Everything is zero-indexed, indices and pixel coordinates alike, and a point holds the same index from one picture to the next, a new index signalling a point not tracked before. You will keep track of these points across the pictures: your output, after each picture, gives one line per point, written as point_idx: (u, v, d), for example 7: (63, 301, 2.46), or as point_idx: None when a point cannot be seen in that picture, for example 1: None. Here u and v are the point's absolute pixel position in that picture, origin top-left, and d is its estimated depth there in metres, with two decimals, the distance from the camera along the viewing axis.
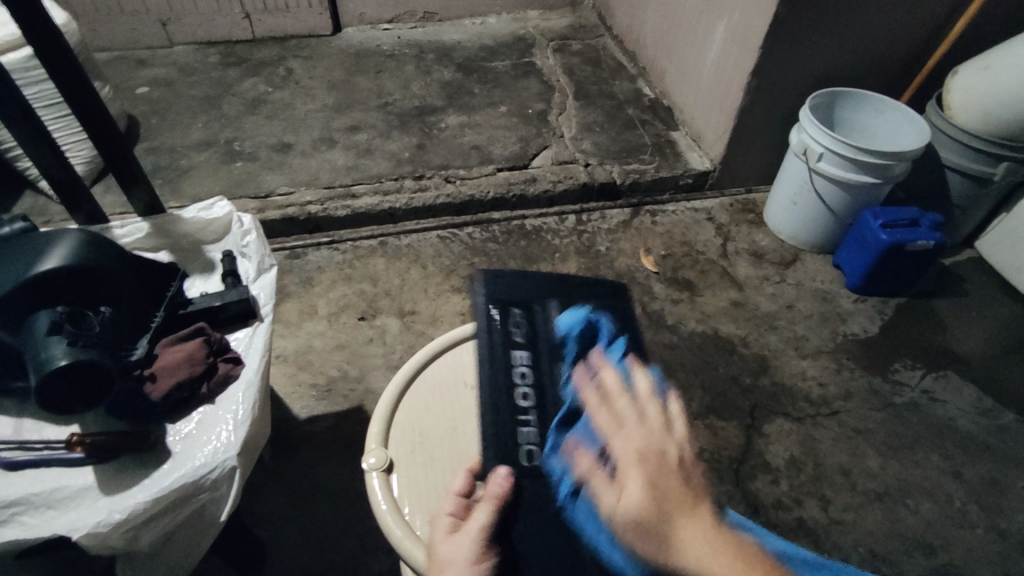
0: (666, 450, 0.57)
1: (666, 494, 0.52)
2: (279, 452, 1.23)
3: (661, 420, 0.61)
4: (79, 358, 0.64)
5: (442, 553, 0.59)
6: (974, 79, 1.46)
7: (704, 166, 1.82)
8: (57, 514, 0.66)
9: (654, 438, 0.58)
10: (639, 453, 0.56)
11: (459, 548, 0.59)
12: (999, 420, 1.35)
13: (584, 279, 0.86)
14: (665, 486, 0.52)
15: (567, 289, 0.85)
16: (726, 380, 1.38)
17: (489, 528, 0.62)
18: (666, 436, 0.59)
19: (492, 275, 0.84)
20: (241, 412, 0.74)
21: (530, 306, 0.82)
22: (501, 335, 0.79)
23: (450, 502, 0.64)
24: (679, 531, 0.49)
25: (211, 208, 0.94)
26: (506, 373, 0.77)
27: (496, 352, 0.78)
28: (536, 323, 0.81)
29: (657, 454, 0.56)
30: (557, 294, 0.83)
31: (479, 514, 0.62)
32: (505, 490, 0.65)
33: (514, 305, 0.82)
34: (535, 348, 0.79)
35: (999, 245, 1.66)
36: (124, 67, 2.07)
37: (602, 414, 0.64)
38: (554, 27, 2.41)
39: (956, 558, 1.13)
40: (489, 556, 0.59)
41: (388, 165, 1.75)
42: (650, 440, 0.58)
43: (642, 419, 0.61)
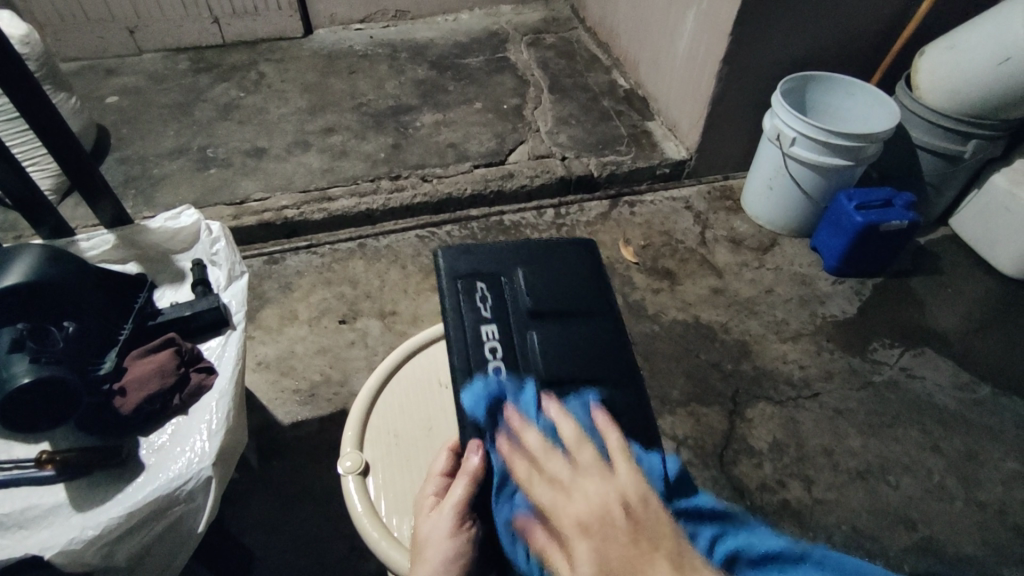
0: (615, 506, 0.49)
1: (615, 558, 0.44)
2: (263, 459, 1.22)
3: (602, 470, 0.54)
4: (42, 374, 0.63)
5: (424, 530, 0.65)
6: (940, 60, 1.47)
7: (680, 154, 1.82)
8: (29, 534, 0.65)
9: (592, 493, 0.51)
10: (581, 524, 0.48)
11: (438, 525, 0.64)
12: (976, 394, 1.37)
13: (550, 251, 0.89)
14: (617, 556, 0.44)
15: (532, 262, 0.87)
16: (708, 366, 1.39)
17: (465, 503, 0.65)
18: (610, 487, 0.51)
19: (457, 253, 0.86)
20: (215, 421, 0.73)
21: (494, 280, 0.85)
22: (469, 312, 0.82)
23: (433, 483, 0.70)
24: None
25: (178, 216, 0.92)
26: (476, 345, 0.79)
27: (464, 328, 0.80)
28: (503, 295, 0.84)
29: (605, 514, 0.48)
30: (522, 268, 0.86)
31: (454, 489, 0.66)
32: (479, 465, 0.66)
33: (478, 280, 0.84)
34: (502, 321, 0.82)
35: (971, 222, 1.68)
36: (92, 77, 2.04)
37: (537, 486, 0.56)
38: (527, 22, 2.40)
39: (937, 531, 1.15)
40: (465, 531, 0.64)
41: (363, 167, 1.74)
42: (596, 497, 0.50)
43: (578, 474, 0.55)
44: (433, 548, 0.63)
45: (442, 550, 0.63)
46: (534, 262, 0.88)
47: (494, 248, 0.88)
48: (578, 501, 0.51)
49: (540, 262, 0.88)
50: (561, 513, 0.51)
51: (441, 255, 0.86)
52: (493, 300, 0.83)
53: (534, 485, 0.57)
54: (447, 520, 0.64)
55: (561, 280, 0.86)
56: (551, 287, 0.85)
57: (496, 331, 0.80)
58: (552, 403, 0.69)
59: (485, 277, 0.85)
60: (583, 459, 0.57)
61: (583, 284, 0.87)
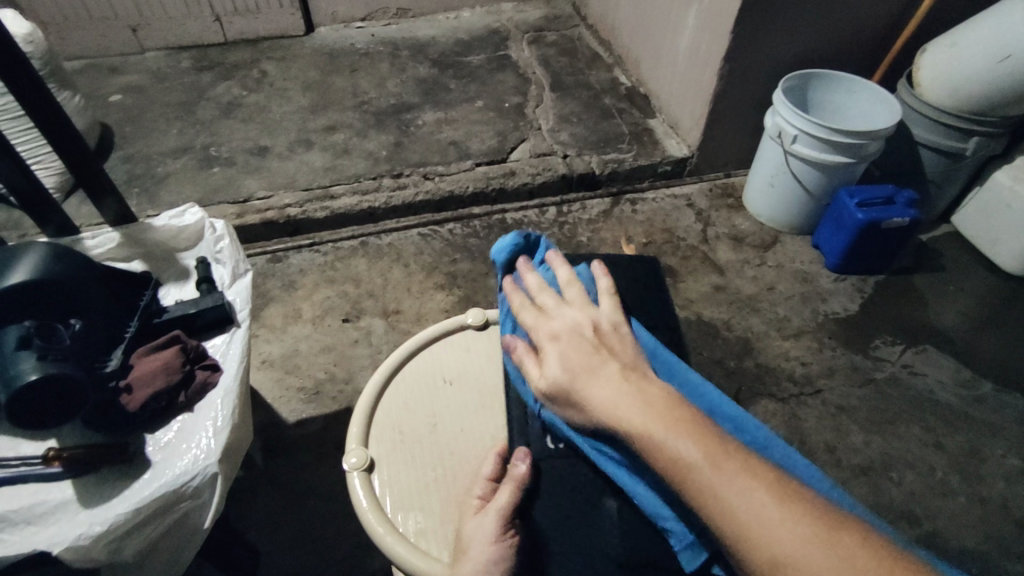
0: (585, 331, 0.68)
1: (581, 366, 0.64)
2: (268, 457, 1.23)
3: (582, 303, 0.73)
4: (49, 372, 0.63)
5: (468, 532, 0.68)
6: (941, 58, 1.47)
7: (682, 152, 1.83)
8: (36, 530, 0.65)
9: (571, 317, 0.71)
10: (554, 334, 0.69)
11: (482, 527, 0.67)
12: (978, 390, 1.37)
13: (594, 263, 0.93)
14: (581, 364, 0.64)
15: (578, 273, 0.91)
16: (710, 364, 1.39)
17: (510, 508, 0.68)
18: (585, 318, 0.71)
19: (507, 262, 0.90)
20: (220, 418, 0.73)
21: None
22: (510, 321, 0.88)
23: (478, 486, 0.72)
24: (594, 389, 0.61)
25: (182, 215, 0.93)
26: None
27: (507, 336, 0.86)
28: None
29: (578, 333, 0.68)
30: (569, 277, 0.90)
31: (499, 495, 0.69)
32: (526, 472, 0.70)
33: None
34: None
35: (973, 219, 1.68)
36: (95, 75, 2.04)
37: (528, 311, 0.75)
38: (529, 19, 2.40)
39: (939, 527, 1.15)
40: (509, 534, 0.67)
41: (365, 165, 1.74)
42: (574, 325, 0.70)
43: (561, 305, 0.74)
44: (477, 549, 0.65)
45: (487, 552, 0.65)
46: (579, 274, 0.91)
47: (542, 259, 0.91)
48: (556, 324, 0.71)
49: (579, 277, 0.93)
50: (544, 329, 0.71)
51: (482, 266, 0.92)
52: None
53: (526, 309, 0.76)
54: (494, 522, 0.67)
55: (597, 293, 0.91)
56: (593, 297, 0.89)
57: None
58: (554, 254, 0.82)
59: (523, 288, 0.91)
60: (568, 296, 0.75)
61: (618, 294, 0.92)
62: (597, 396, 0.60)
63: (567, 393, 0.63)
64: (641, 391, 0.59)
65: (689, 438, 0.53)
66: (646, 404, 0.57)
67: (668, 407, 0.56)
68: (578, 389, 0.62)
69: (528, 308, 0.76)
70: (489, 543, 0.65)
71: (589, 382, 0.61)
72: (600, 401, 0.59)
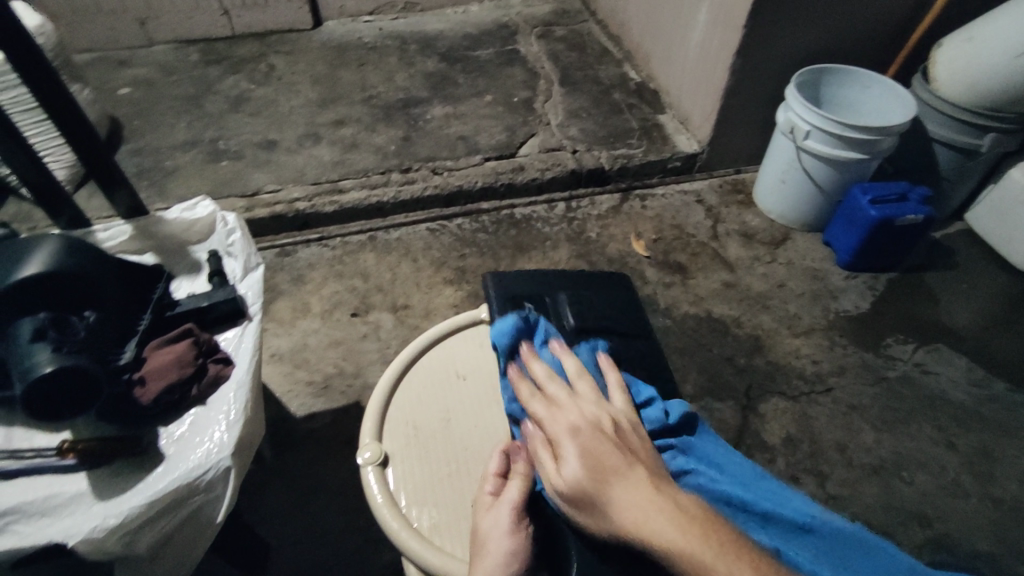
0: (606, 430, 0.69)
1: (606, 469, 0.64)
2: (276, 451, 1.23)
3: (596, 398, 0.75)
4: (63, 363, 0.63)
5: (482, 527, 0.68)
6: (956, 52, 1.46)
7: (692, 148, 1.81)
8: (51, 522, 0.65)
9: (588, 412, 0.72)
10: (576, 429, 0.69)
11: (496, 521, 0.68)
12: (991, 390, 1.36)
13: (582, 279, 1.03)
14: (608, 466, 0.64)
15: (568, 287, 1.00)
16: (720, 361, 1.38)
17: (520, 500, 0.69)
18: (602, 415, 0.72)
19: (500, 277, 0.97)
20: (233, 412, 0.73)
21: (536, 302, 0.96)
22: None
23: (488, 482, 0.72)
24: (622, 494, 0.61)
25: (194, 208, 0.93)
26: None
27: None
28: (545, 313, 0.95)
29: (599, 431, 0.69)
30: (563, 289, 0.98)
31: (509, 490, 0.69)
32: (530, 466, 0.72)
33: (523, 300, 0.95)
34: None
35: (987, 218, 1.67)
36: (104, 68, 2.04)
37: (540, 402, 0.75)
38: (537, 14, 2.39)
39: (952, 527, 1.15)
40: (524, 525, 0.68)
41: (374, 159, 1.74)
42: (591, 420, 0.71)
43: (577, 400, 0.74)
44: (495, 541, 0.66)
45: (505, 544, 0.65)
46: (569, 288, 1.00)
47: (532, 274, 1.00)
48: (573, 419, 0.71)
49: (577, 291, 1.00)
50: (561, 421, 0.71)
51: (489, 280, 0.96)
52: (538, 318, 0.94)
53: (538, 401, 0.75)
54: (508, 509, 0.68)
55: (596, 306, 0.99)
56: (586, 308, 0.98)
57: None
58: (559, 344, 0.83)
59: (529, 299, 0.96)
60: (580, 390, 0.76)
61: (615, 308, 1.00)
62: (626, 501, 0.61)
63: (593, 498, 0.63)
64: (667, 499, 0.61)
65: (729, 560, 0.56)
66: (682, 518, 0.59)
67: (697, 525, 0.59)
68: (606, 494, 0.62)
69: (540, 400, 0.75)
70: (506, 533, 0.66)
71: (616, 486, 0.62)
72: (628, 507, 0.60)
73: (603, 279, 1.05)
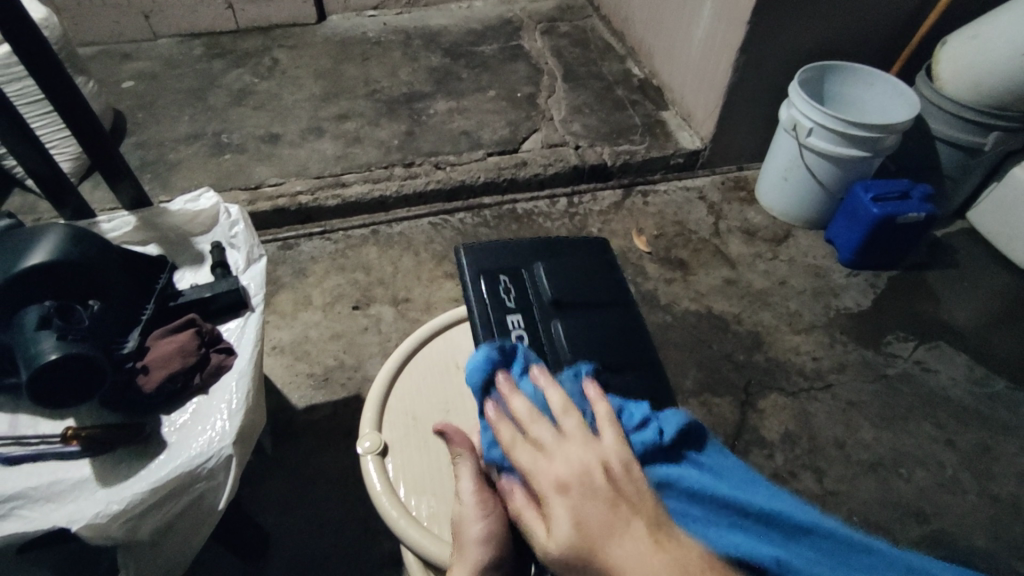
0: (597, 479, 0.57)
1: (600, 531, 0.52)
2: (278, 442, 1.24)
3: (584, 435, 0.64)
4: (68, 351, 0.64)
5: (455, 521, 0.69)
6: (960, 49, 1.46)
7: (694, 144, 1.81)
8: (55, 507, 0.66)
9: (576, 458, 0.61)
10: (562, 483, 0.58)
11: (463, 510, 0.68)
12: (991, 388, 1.36)
13: (563, 244, 0.97)
14: (601, 527, 0.53)
15: (547, 255, 0.95)
16: (720, 357, 1.39)
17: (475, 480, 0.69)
18: (592, 458, 0.60)
19: (475, 250, 0.93)
20: (235, 401, 0.74)
21: (513, 272, 0.92)
22: (493, 302, 0.88)
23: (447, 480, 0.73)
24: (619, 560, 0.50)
25: (197, 199, 0.93)
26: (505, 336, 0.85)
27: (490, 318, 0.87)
28: (524, 287, 0.91)
29: (589, 482, 0.57)
30: (541, 259, 0.94)
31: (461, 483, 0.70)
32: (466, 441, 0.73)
33: (501, 274, 0.91)
34: (526, 310, 0.89)
35: (990, 216, 1.66)
36: (108, 61, 2.04)
37: (522, 449, 0.65)
38: (541, 9, 2.38)
39: (949, 524, 1.15)
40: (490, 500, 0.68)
41: (376, 153, 1.74)
42: (580, 469, 0.59)
43: (563, 442, 0.63)
44: (467, 526, 0.67)
45: (477, 529, 0.66)
46: (550, 255, 0.95)
47: (510, 244, 0.95)
48: (561, 469, 0.60)
49: (554, 255, 0.95)
50: (546, 474, 0.61)
51: (463, 255, 0.92)
52: (515, 291, 0.90)
53: (519, 446, 0.66)
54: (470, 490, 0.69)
55: (575, 269, 0.94)
56: (566, 274, 0.93)
57: (520, 320, 0.87)
58: (540, 370, 0.73)
59: (504, 271, 0.92)
60: (568, 428, 0.65)
61: (596, 270, 0.95)
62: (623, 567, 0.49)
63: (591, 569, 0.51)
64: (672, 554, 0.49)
65: None
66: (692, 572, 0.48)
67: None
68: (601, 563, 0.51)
69: (524, 448, 0.65)
70: (476, 517, 0.66)
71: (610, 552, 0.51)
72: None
73: (587, 241, 0.99)
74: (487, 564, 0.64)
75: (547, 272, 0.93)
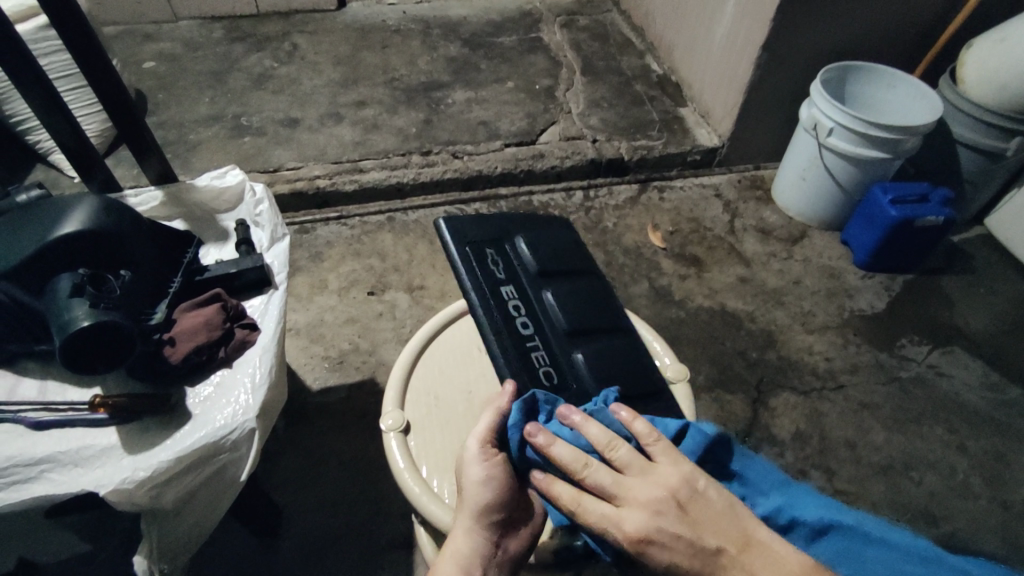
0: (676, 531, 0.56)
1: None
2: (291, 422, 1.24)
3: (642, 467, 0.61)
4: (100, 319, 0.65)
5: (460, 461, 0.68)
6: (988, 51, 1.45)
7: (712, 142, 1.81)
8: (83, 472, 0.67)
9: (648, 499, 0.58)
10: (644, 534, 0.56)
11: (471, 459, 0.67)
12: (1005, 395, 1.36)
13: (531, 217, 0.98)
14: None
15: (524, 228, 0.95)
16: (732, 353, 1.39)
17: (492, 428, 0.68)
18: (665, 505, 0.57)
19: (457, 223, 0.90)
20: (258, 376, 0.75)
21: (498, 246, 0.91)
22: (485, 275, 0.87)
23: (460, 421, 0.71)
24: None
25: (224, 176, 0.94)
26: (504, 307, 0.85)
27: (486, 292, 0.86)
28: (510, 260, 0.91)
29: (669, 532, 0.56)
30: (520, 232, 0.94)
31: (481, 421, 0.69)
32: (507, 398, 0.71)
33: (486, 247, 0.90)
34: (516, 282, 0.89)
35: (1008, 223, 1.66)
36: (130, 41, 2.05)
37: (586, 499, 0.61)
38: (561, 2, 2.38)
39: (959, 527, 1.15)
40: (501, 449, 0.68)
41: (395, 141, 1.75)
42: (655, 523, 0.57)
43: (623, 482, 0.60)
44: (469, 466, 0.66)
45: (477, 471, 0.65)
46: (526, 229, 0.95)
47: (488, 217, 0.94)
48: (633, 517, 0.58)
49: (532, 230, 0.96)
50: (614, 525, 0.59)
51: (448, 228, 0.89)
52: (501, 262, 0.90)
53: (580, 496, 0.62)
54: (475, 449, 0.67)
55: (551, 242, 0.96)
56: (541, 244, 0.94)
57: (514, 292, 0.87)
58: (566, 409, 0.66)
59: (489, 244, 0.91)
60: (621, 462, 0.62)
61: (569, 243, 0.98)
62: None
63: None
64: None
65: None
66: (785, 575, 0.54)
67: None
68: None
69: (585, 499, 0.61)
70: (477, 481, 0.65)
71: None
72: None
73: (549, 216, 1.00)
74: (488, 507, 0.64)
75: (528, 245, 0.93)
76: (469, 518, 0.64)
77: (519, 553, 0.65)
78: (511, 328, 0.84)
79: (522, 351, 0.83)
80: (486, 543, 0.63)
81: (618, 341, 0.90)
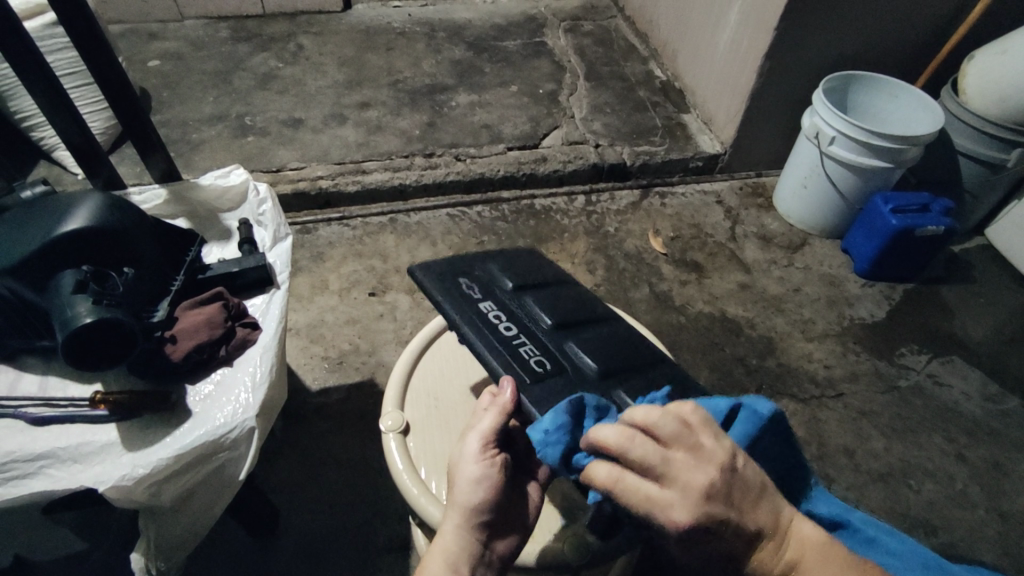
0: (723, 517, 0.52)
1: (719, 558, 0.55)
2: (290, 422, 1.25)
3: (689, 443, 0.54)
4: (103, 316, 0.65)
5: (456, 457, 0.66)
6: (990, 63, 1.45)
7: (714, 148, 1.81)
8: (82, 468, 0.67)
9: (698, 479, 0.52)
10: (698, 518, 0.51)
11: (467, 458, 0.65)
12: (1003, 405, 1.36)
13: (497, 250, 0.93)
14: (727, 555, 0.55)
15: (494, 257, 0.90)
16: (732, 360, 1.39)
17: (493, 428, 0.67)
18: (711, 496, 0.52)
19: (424, 266, 0.85)
20: (258, 375, 0.75)
21: (469, 275, 0.86)
22: (464, 303, 0.81)
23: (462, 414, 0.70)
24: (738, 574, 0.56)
25: (228, 175, 0.95)
26: (490, 323, 0.79)
27: (468, 311, 0.80)
28: (486, 285, 0.85)
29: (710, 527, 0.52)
30: (490, 260, 0.89)
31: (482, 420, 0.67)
32: (510, 400, 0.69)
33: (459, 277, 0.84)
34: (497, 301, 0.83)
35: (1008, 234, 1.66)
36: (135, 40, 2.06)
37: (627, 477, 0.54)
38: (566, 8, 2.39)
39: (956, 537, 1.15)
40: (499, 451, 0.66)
41: (398, 142, 1.75)
42: (707, 510, 0.51)
43: (669, 461, 0.53)
44: (465, 465, 0.64)
45: (473, 470, 0.63)
46: (495, 256, 0.91)
47: (454, 256, 0.88)
48: (684, 501, 0.52)
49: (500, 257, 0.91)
50: (656, 512, 0.53)
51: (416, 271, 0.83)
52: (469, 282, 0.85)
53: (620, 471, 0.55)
54: (473, 450, 0.65)
55: (523, 265, 0.91)
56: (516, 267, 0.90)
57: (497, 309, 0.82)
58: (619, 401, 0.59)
59: (455, 270, 0.86)
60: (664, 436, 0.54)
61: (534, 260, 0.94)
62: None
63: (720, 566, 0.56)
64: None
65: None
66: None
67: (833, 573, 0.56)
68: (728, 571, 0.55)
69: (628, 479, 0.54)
70: (469, 484, 0.63)
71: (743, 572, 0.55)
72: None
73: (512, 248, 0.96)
74: (478, 509, 0.63)
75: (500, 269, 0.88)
76: (459, 516, 0.63)
77: (507, 554, 0.65)
78: (502, 337, 0.78)
79: (511, 349, 0.77)
80: (476, 542, 0.62)
81: (611, 329, 0.87)
